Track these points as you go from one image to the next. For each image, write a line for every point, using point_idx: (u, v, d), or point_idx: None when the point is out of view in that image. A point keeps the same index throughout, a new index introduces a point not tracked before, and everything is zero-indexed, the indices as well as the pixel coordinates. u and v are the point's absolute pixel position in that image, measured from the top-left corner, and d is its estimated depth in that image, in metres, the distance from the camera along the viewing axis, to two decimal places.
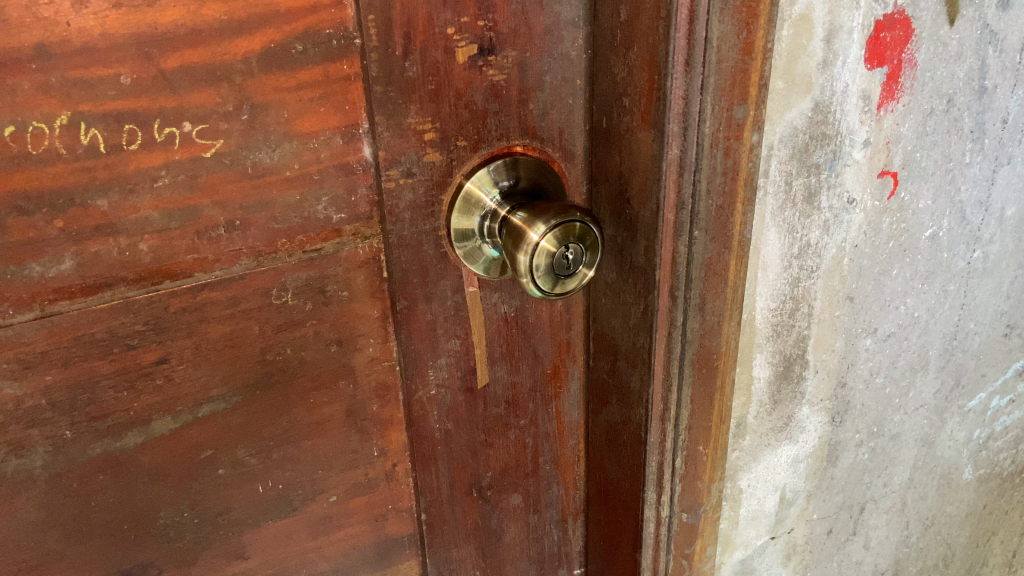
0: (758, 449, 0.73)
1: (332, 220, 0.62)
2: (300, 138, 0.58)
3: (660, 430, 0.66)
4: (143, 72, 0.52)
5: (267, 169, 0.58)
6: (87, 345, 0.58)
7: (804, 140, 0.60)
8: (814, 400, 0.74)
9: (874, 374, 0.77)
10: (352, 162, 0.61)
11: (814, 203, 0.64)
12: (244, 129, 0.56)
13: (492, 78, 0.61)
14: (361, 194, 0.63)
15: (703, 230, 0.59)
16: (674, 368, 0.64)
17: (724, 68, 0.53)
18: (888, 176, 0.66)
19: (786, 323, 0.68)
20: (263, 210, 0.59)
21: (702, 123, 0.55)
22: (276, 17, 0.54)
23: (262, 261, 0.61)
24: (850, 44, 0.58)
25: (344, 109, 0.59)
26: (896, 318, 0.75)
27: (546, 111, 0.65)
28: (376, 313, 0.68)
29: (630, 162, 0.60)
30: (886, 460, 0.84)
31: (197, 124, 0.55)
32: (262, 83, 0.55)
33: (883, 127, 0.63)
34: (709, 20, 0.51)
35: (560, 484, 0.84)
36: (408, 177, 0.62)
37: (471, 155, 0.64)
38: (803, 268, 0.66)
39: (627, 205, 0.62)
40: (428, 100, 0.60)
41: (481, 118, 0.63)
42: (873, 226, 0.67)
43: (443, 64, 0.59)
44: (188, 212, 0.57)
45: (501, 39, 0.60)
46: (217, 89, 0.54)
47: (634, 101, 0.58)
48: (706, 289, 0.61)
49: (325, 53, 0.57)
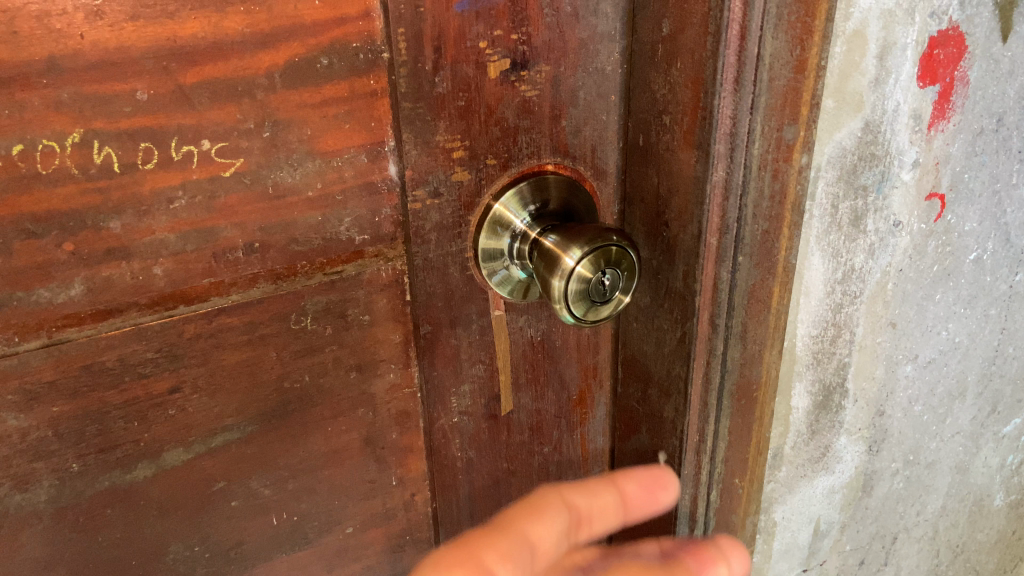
0: (794, 480, 0.70)
1: (354, 241, 0.59)
2: (323, 157, 0.55)
3: (695, 462, 0.63)
4: (161, 88, 0.49)
5: (288, 189, 0.55)
6: (96, 374, 0.55)
7: (852, 162, 0.57)
8: (851, 429, 0.71)
9: (913, 402, 0.74)
10: (377, 181, 0.58)
11: (860, 226, 0.61)
12: (266, 146, 0.53)
13: (525, 93, 0.58)
14: (385, 214, 0.59)
15: (747, 255, 0.56)
16: (712, 399, 0.61)
17: (775, 87, 0.50)
18: (936, 198, 0.63)
19: (827, 351, 0.65)
20: (284, 231, 0.56)
21: (751, 145, 0.52)
22: (301, 29, 0.51)
23: (281, 284, 0.58)
24: (903, 61, 0.55)
25: (370, 126, 0.56)
26: (937, 344, 0.72)
27: (579, 128, 0.62)
28: (398, 338, 0.64)
29: (669, 183, 0.57)
30: (921, 488, 0.81)
31: (216, 142, 0.52)
32: (285, 99, 0.52)
33: (932, 147, 0.60)
34: (762, 37, 0.48)
35: None
36: (434, 198, 0.59)
37: (500, 174, 0.61)
38: (846, 293, 0.63)
39: (664, 228, 0.59)
40: (457, 117, 0.57)
41: (511, 135, 0.60)
42: (918, 249, 0.65)
43: (474, 79, 0.56)
44: (205, 233, 0.54)
45: (535, 53, 0.57)
46: (238, 105, 0.51)
47: (676, 119, 0.55)
48: (748, 316, 0.58)
49: (352, 68, 0.54)
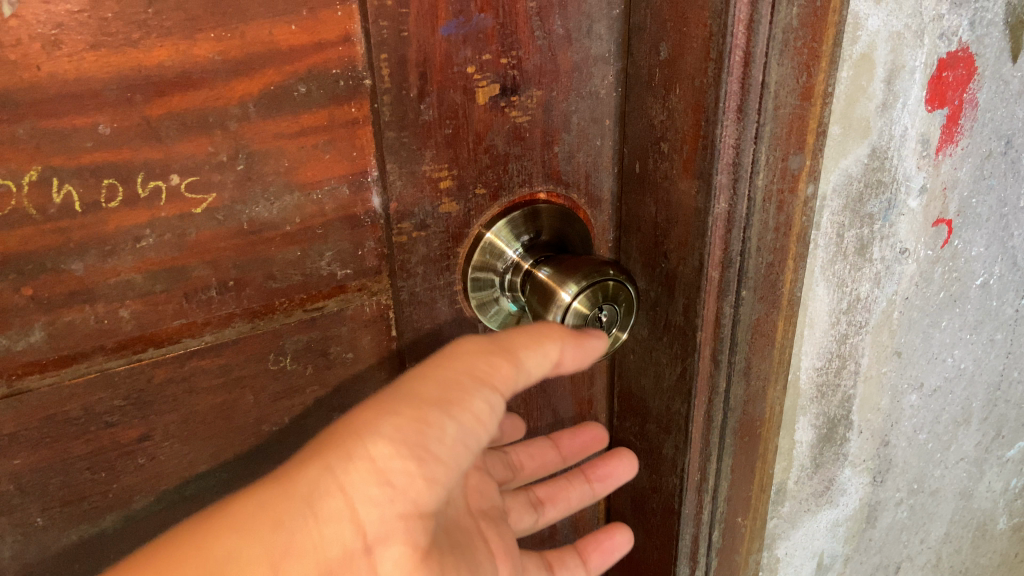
0: (797, 515, 0.68)
1: (336, 276, 0.56)
2: (302, 189, 0.52)
3: (696, 502, 0.60)
4: (125, 121, 0.45)
5: (265, 224, 0.52)
6: (60, 424, 0.51)
7: (858, 189, 0.55)
8: (856, 461, 0.68)
9: (918, 430, 0.71)
10: (359, 214, 0.55)
11: (867, 254, 0.58)
12: (240, 180, 0.50)
13: (515, 119, 0.55)
14: (369, 247, 0.56)
15: (751, 289, 0.53)
16: (714, 438, 0.58)
17: (781, 115, 0.48)
18: (943, 224, 0.60)
19: (831, 383, 0.62)
20: (260, 268, 0.53)
21: (755, 175, 0.49)
22: (277, 56, 0.48)
23: (258, 323, 0.55)
24: (911, 84, 0.53)
25: (351, 156, 0.53)
26: (942, 371, 0.69)
27: (572, 154, 0.59)
28: (384, 375, 0.61)
29: (667, 213, 0.55)
30: (925, 516, 0.79)
31: (186, 177, 0.48)
32: (261, 129, 0.49)
33: (940, 171, 0.58)
34: (767, 63, 0.45)
35: None
36: (420, 231, 0.56)
37: (491, 203, 0.58)
38: (851, 324, 0.60)
39: (662, 259, 0.56)
40: (444, 145, 0.54)
41: (502, 163, 0.57)
42: (925, 276, 0.62)
43: (462, 105, 0.53)
44: (176, 273, 0.51)
45: (526, 77, 0.54)
46: (210, 137, 0.48)
47: (675, 147, 0.52)
48: (752, 352, 0.56)
49: (332, 95, 0.50)
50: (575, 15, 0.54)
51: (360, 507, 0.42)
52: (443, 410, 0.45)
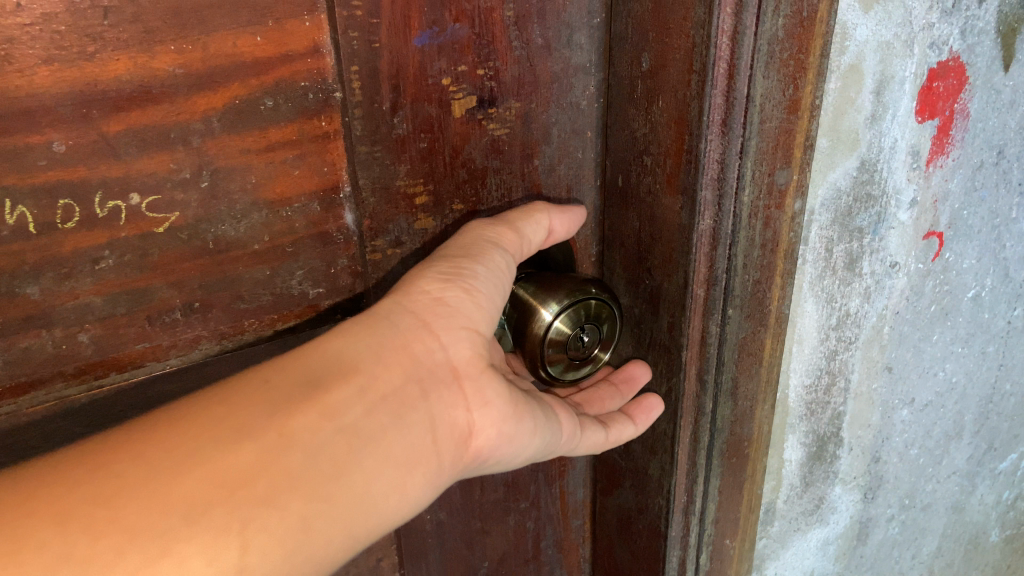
0: (787, 535, 0.66)
1: (308, 295, 0.54)
2: (271, 207, 0.50)
3: (683, 524, 0.59)
4: (81, 137, 0.43)
5: (231, 243, 0.50)
6: (16, 455, 0.49)
7: (847, 203, 0.53)
8: (847, 479, 0.67)
9: (909, 445, 0.70)
10: (332, 231, 0.53)
11: (856, 269, 0.56)
12: (204, 198, 0.48)
13: (493, 132, 0.53)
14: (342, 265, 0.54)
15: (738, 307, 0.51)
16: (701, 459, 0.56)
17: (767, 129, 0.46)
18: (934, 236, 0.59)
19: (821, 400, 0.61)
20: (227, 288, 0.51)
21: (741, 192, 0.47)
22: (241, 69, 0.46)
23: (226, 345, 0.52)
24: (901, 95, 0.51)
25: (323, 171, 0.51)
26: (934, 386, 0.68)
27: (553, 166, 0.57)
28: None
29: (651, 228, 0.53)
30: (917, 532, 0.78)
31: (147, 195, 0.46)
32: (225, 145, 0.47)
33: (931, 184, 0.56)
34: (753, 76, 0.44)
35: (563, 568, 0.74)
36: (394, 246, 0.54)
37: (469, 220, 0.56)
38: (841, 340, 0.59)
39: (647, 275, 0.54)
40: (419, 160, 0.52)
41: (480, 177, 0.55)
42: (916, 290, 0.61)
43: (437, 118, 0.51)
44: (138, 295, 0.48)
45: (503, 88, 0.52)
46: (172, 154, 0.46)
47: (658, 160, 0.50)
48: (739, 371, 0.54)
49: (300, 108, 0.48)
50: (554, 24, 0.52)
51: (429, 322, 0.45)
52: (470, 247, 0.48)
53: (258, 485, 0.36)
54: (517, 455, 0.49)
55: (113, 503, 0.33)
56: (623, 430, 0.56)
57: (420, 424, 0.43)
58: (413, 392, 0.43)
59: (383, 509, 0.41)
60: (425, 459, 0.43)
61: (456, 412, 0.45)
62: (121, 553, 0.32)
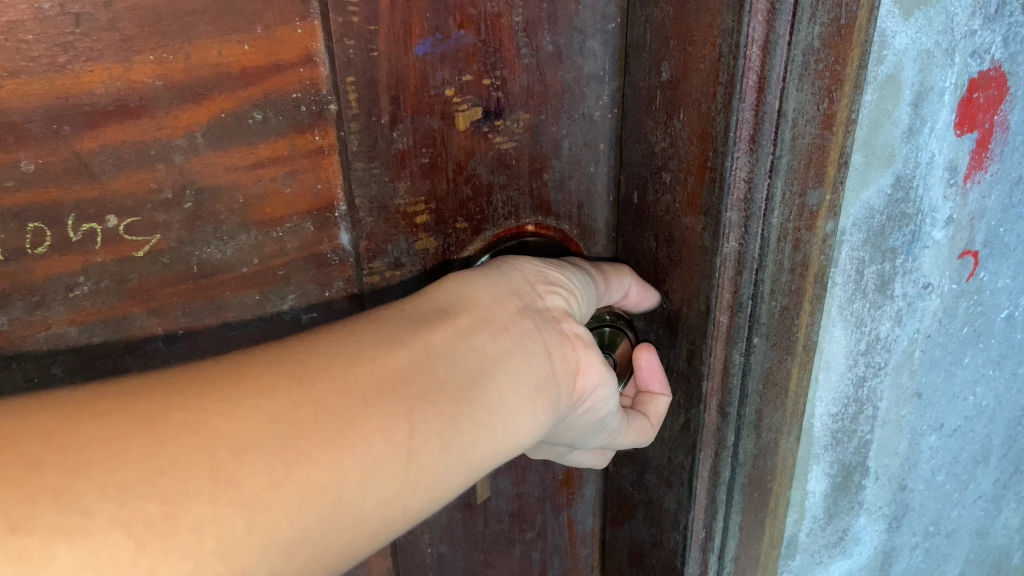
0: (809, 568, 0.63)
1: (301, 320, 0.50)
2: (260, 227, 0.46)
3: (700, 561, 0.55)
4: (52, 156, 0.39)
5: (218, 267, 0.46)
6: None
7: (880, 222, 0.49)
8: (871, 509, 0.63)
9: (936, 472, 0.66)
10: (325, 250, 0.49)
11: (888, 291, 0.53)
12: (188, 220, 0.44)
13: (500, 145, 0.50)
14: (337, 288, 0.50)
15: (764, 336, 0.47)
16: (720, 494, 0.53)
17: (798, 146, 0.42)
18: (969, 255, 0.55)
19: (848, 429, 0.57)
20: (213, 315, 0.47)
21: (770, 213, 0.43)
22: (228, 80, 0.42)
23: None
24: (940, 108, 0.48)
25: (317, 189, 0.47)
26: (963, 410, 0.64)
27: (563, 181, 0.53)
28: None
29: (669, 249, 0.49)
30: (939, 559, 0.74)
31: (125, 217, 0.42)
32: (210, 162, 0.43)
33: (968, 201, 0.53)
34: (785, 89, 0.40)
35: None
36: (395, 267, 0.50)
37: (474, 240, 0.52)
38: (870, 365, 0.55)
39: (664, 299, 0.51)
40: (421, 176, 0.48)
41: (485, 193, 0.51)
42: (949, 312, 0.57)
43: (440, 131, 0.47)
44: (117, 324, 0.44)
45: (511, 99, 0.49)
46: (152, 172, 0.42)
47: (678, 177, 0.47)
48: (763, 403, 0.50)
49: (293, 122, 0.44)
50: (566, 29, 0.48)
51: (536, 293, 0.43)
52: (568, 265, 0.46)
53: (405, 390, 0.35)
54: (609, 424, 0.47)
55: (231, 397, 0.31)
56: (648, 411, 0.50)
57: (537, 354, 0.41)
58: (527, 325, 0.41)
59: (512, 431, 0.39)
60: (544, 390, 0.40)
61: (569, 351, 0.42)
62: (286, 440, 0.31)
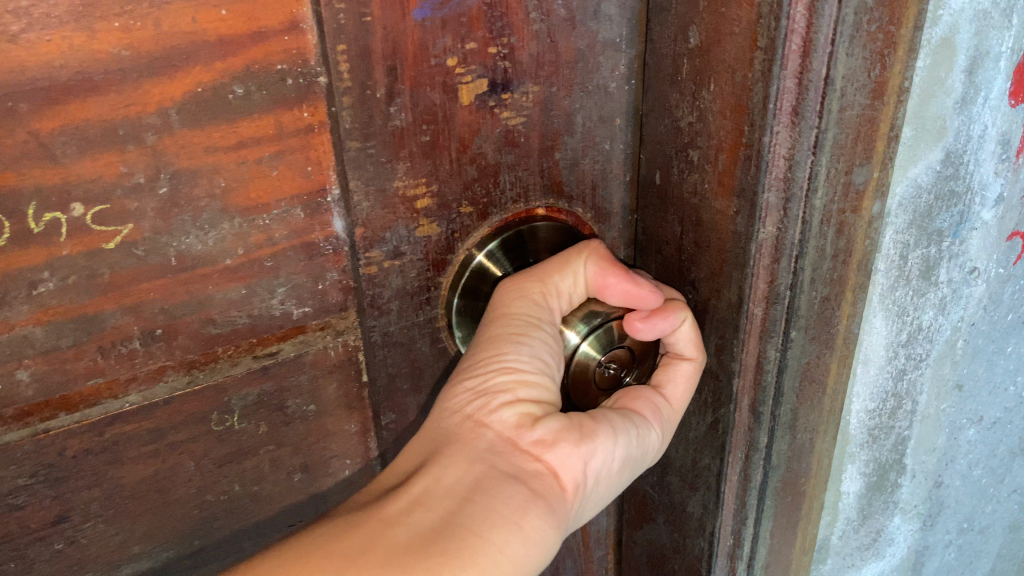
0: (840, 572, 0.59)
1: (292, 315, 0.45)
2: (244, 214, 0.41)
3: (728, 569, 0.52)
4: (6, 137, 0.34)
5: (198, 258, 0.41)
6: None
7: (927, 202, 0.45)
8: (906, 508, 0.59)
9: (973, 467, 0.62)
10: (315, 233, 0.43)
11: (932, 278, 0.48)
12: (163, 207, 0.39)
13: (507, 121, 0.45)
14: (331, 279, 0.45)
15: (802, 329, 0.43)
16: (750, 499, 0.49)
17: (847, 118, 0.38)
18: (1018, 237, 0.51)
19: (885, 425, 0.53)
20: (195, 311, 0.42)
21: (813, 194, 0.39)
22: (203, 50, 0.36)
23: (196, 375, 0.43)
24: (996, 75, 0.43)
25: (306, 171, 0.42)
26: (1003, 401, 0.60)
27: (576, 161, 0.49)
28: (354, 426, 0.50)
29: (697, 234, 0.45)
30: (972, 555, 0.70)
31: (92, 205, 0.37)
32: (185, 143, 0.38)
33: (1020, 177, 0.48)
34: (833, 54, 0.35)
35: None
36: (395, 257, 0.46)
37: (480, 224, 0.48)
38: (910, 357, 0.51)
39: (690, 289, 0.46)
40: (422, 155, 0.43)
41: (492, 174, 0.46)
42: (995, 298, 0.53)
43: (441, 106, 0.43)
44: (88, 322, 0.39)
45: (520, 70, 0.44)
46: (121, 154, 0.37)
47: (706, 155, 0.42)
48: (799, 401, 0.46)
49: (278, 97, 0.39)
50: None
51: (479, 416, 0.41)
52: (506, 336, 0.43)
53: (366, 561, 0.34)
54: (630, 454, 0.44)
55: None
56: (681, 346, 0.45)
57: (505, 482, 0.39)
58: (489, 461, 0.40)
59: (508, 561, 0.37)
60: (525, 504, 0.38)
61: (542, 461, 0.41)
62: None
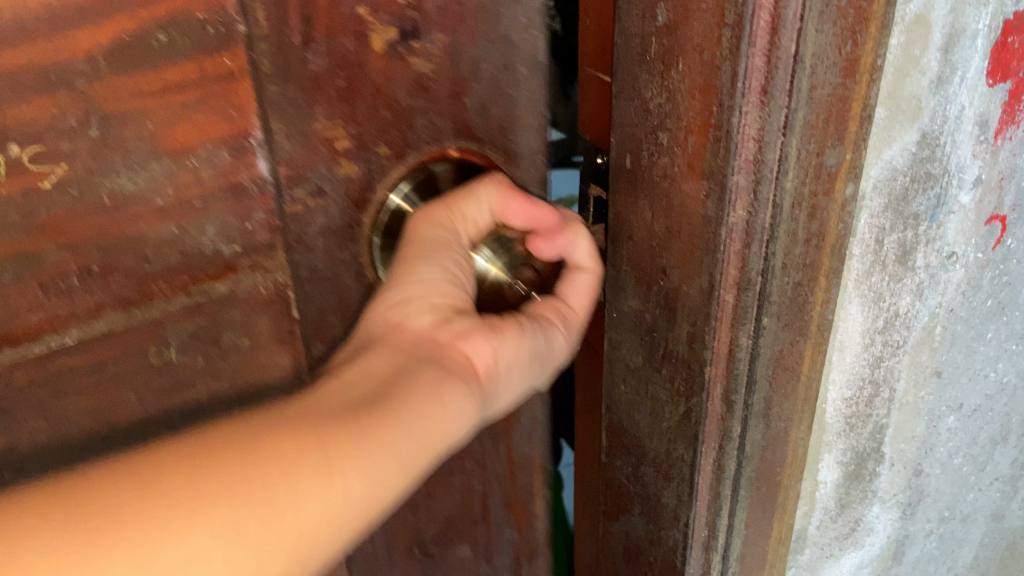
0: (819, 563, 0.58)
1: (222, 252, 0.40)
2: (172, 157, 0.37)
3: (703, 560, 0.51)
4: None
5: (130, 199, 0.36)
6: None
7: (903, 185, 0.44)
8: (885, 497, 0.58)
9: (954, 455, 0.61)
10: (243, 179, 0.39)
11: (908, 262, 0.47)
12: (98, 148, 0.35)
13: (418, 67, 0.43)
14: (258, 219, 0.41)
15: (774, 315, 0.42)
16: (724, 489, 0.48)
17: (817, 97, 0.36)
18: (998, 220, 0.50)
19: (863, 414, 0.52)
20: (130, 248, 0.37)
21: (784, 176, 0.38)
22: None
23: (134, 312, 0.38)
24: (973, 53, 0.42)
25: (231, 116, 0.38)
26: (984, 389, 0.59)
27: (486, 106, 0.46)
28: (288, 363, 0.45)
29: (668, 219, 0.44)
30: (954, 544, 0.70)
31: (29, 146, 0.33)
32: (119, 90, 0.34)
33: (998, 160, 0.47)
34: (802, 31, 0.34)
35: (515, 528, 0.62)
36: (319, 199, 0.44)
37: (395, 167, 0.45)
38: (887, 344, 0.50)
39: (662, 276, 0.45)
40: (336, 99, 0.42)
41: (405, 119, 0.44)
42: (974, 283, 0.52)
43: (354, 54, 0.41)
44: (21, 255, 0.35)
45: (427, 19, 0.42)
46: (55, 98, 0.33)
47: (676, 137, 0.41)
48: (773, 389, 0.45)
49: (199, 43, 0.36)
50: None
51: (399, 320, 0.42)
52: (423, 255, 0.43)
53: (287, 436, 0.35)
54: (537, 351, 0.46)
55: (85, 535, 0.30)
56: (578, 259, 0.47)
57: (425, 371, 0.40)
58: (407, 356, 0.41)
59: (429, 432, 0.39)
60: (444, 383, 0.40)
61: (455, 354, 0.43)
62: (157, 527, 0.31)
